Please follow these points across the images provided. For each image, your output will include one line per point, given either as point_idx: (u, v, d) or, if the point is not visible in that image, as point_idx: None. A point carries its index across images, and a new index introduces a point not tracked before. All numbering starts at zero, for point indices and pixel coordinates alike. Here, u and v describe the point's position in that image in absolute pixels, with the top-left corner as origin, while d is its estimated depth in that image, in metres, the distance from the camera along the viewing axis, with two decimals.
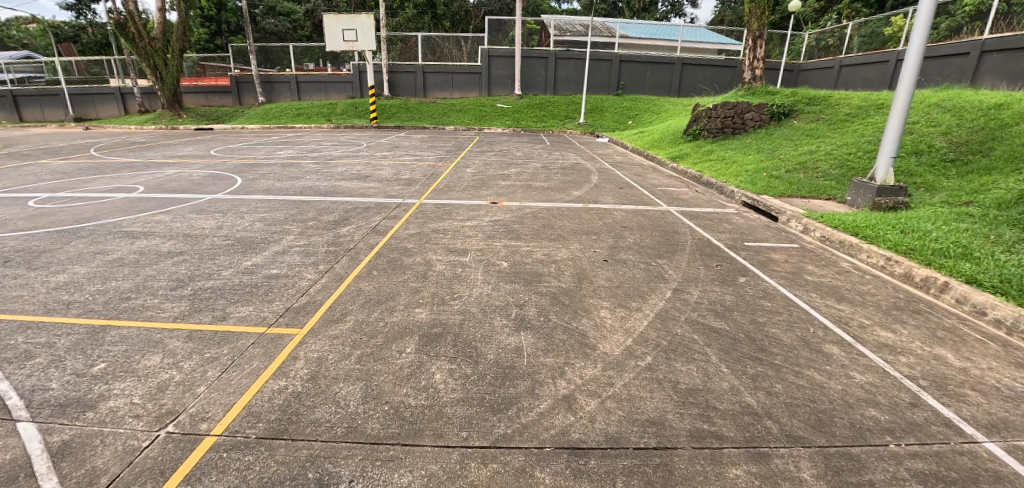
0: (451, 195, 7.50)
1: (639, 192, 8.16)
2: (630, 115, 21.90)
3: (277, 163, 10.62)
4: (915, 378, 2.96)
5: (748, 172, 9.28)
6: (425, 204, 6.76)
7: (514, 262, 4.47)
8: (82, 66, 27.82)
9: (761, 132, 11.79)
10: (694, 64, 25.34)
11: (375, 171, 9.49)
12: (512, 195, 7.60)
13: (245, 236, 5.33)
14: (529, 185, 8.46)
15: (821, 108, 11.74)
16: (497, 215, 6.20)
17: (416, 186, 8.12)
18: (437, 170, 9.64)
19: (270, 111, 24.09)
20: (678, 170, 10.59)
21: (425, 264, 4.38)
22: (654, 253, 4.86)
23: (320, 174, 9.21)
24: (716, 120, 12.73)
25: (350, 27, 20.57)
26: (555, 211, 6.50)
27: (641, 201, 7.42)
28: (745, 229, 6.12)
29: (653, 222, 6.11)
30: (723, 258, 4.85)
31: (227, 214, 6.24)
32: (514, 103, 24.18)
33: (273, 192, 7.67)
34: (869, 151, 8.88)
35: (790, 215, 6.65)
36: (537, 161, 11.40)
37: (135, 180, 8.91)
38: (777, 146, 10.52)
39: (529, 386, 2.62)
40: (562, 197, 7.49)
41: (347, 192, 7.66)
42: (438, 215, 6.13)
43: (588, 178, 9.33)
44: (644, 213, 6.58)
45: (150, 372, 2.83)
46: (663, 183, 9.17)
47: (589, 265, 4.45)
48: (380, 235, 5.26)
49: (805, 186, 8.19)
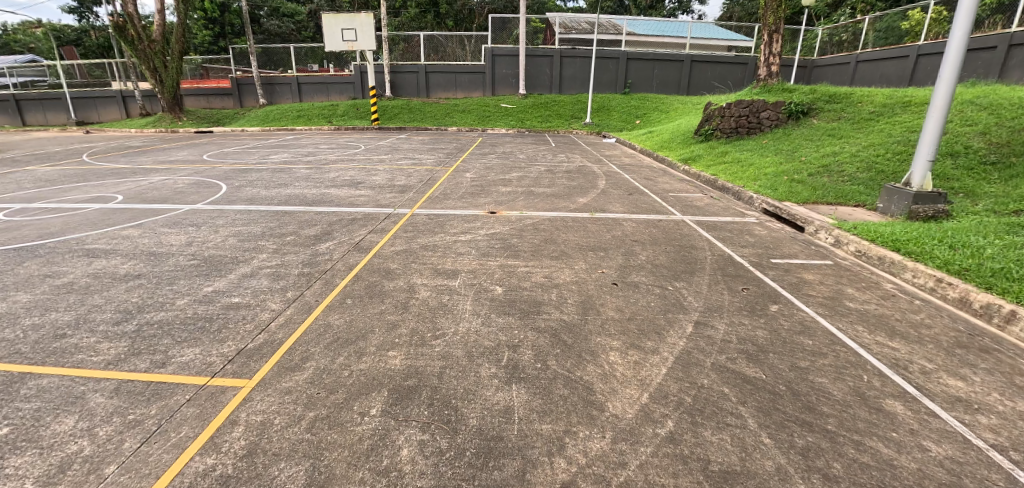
0: (446, 204, 6.94)
1: (649, 198, 7.56)
2: (638, 114, 21.23)
3: (268, 169, 10.14)
4: (1006, 449, 2.33)
5: (767, 175, 8.64)
6: (416, 215, 6.21)
7: (510, 287, 3.90)
8: (85, 70, 27.70)
9: (779, 132, 11.13)
10: (703, 61, 24.60)
11: (368, 176, 8.96)
12: (513, 202, 7.05)
13: (214, 255, 4.82)
14: (531, 191, 7.90)
15: (843, 106, 11.04)
16: (495, 227, 5.65)
17: (409, 193, 7.58)
18: (435, 176, 9.10)
19: (271, 114, 23.74)
20: (690, 173, 9.96)
21: (407, 290, 3.83)
22: (670, 274, 4.29)
23: (311, 180, 8.71)
24: (729, 119, 12.07)
25: (350, 26, 20.10)
26: (559, 222, 5.92)
27: (652, 209, 6.83)
28: (770, 242, 5.51)
29: (667, 235, 5.52)
30: (749, 280, 4.26)
31: (201, 228, 5.75)
32: (518, 103, 23.60)
33: (257, 201, 7.18)
34: (899, 153, 8.21)
35: (818, 225, 6.02)
36: (541, 165, 10.83)
37: (116, 188, 8.46)
38: (797, 147, 9.86)
39: (517, 467, 2.06)
40: (566, 205, 6.93)
41: (336, 200, 7.15)
42: (430, 228, 5.59)
43: (594, 183, 8.75)
44: (655, 224, 6.00)
45: (56, 442, 2.31)
46: (675, 188, 8.56)
47: (595, 291, 3.86)
48: (363, 253, 4.74)
49: (831, 192, 7.55)
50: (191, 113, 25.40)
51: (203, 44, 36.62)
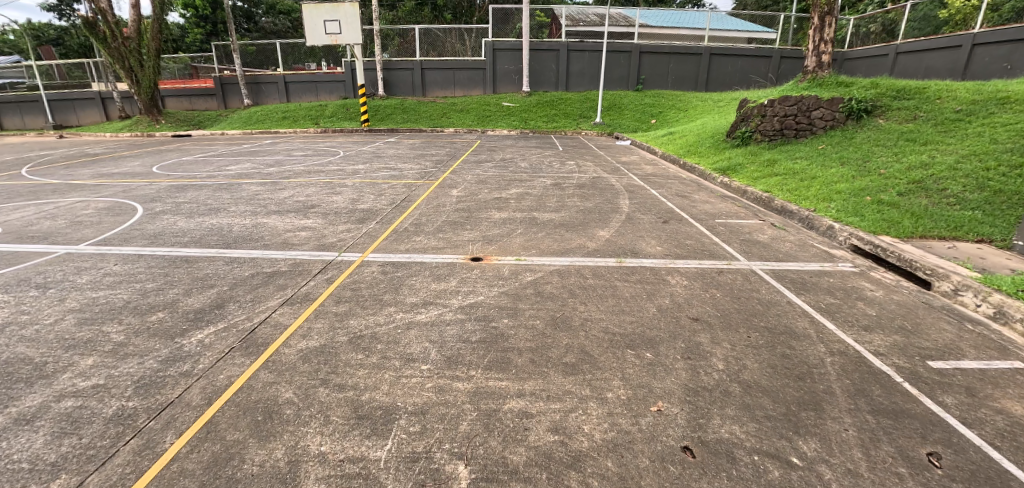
0: (414, 241, 4.97)
1: (692, 228, 5.63)
2: (653, 112, 19.27)
3: (212, 184, 8.29)
4: None
5: (840, 193, 6.67)
6: (367, 263, 4.33)
7: (485, 468, 1.98)
8: (64, 70, 26.04)
9: (837, 134, 9.13)
10: (724, 54, 22.62)
11: (327, 197, 7.09)
12: (508, 237, 5.12)
13: (18, 357, 2.94)
14: (532, 218, 5.97)
15: (916, 104, 9.05)
16: (480, 289, 3.74)
17: (371, 224, 5.66)
18: (413, 195, 7.23)
19: (254, 115, 21.88)
20: (732, 189, 8.01)
21: (281, 480, 1.93)
22: (782, 418, 2.38)
23: (253, 202, 6.87)
24: (772, 119, 10.11)
25: (333, 18, 18.26)
26: (575, 278, 3.98)
27: (702, 249, 4.87)
28: (902, 320, 3.57)
29: (743, 305, 3.62)
30: (924, 431, 2.35)
31: (46, 294, 3.87)
32: (521, 101, 21.65)
33: (164, 238, 5.31)
34: (1019, 165, 6.20)
35: (959, 282, 4.05)
36: (547, 176, 8.87)
37: (7, 216, 6.60)
38: (867, 155, 7.89)
39: None
40: (582, 241, 4.99)
41: (270, 235, 5.27)
42: (381, 290, 3.70)
43: (616, 203, 6.81)
44: (716, 281, 4.06)
45: None
46: (720, 210, 6.61)
47: (656, 479, 1.94)
48: (256, 355, 2.86)
49: (940, 220, 5.57)
50: (170, 115, 23.60)
51: (194, 43, 34.82)
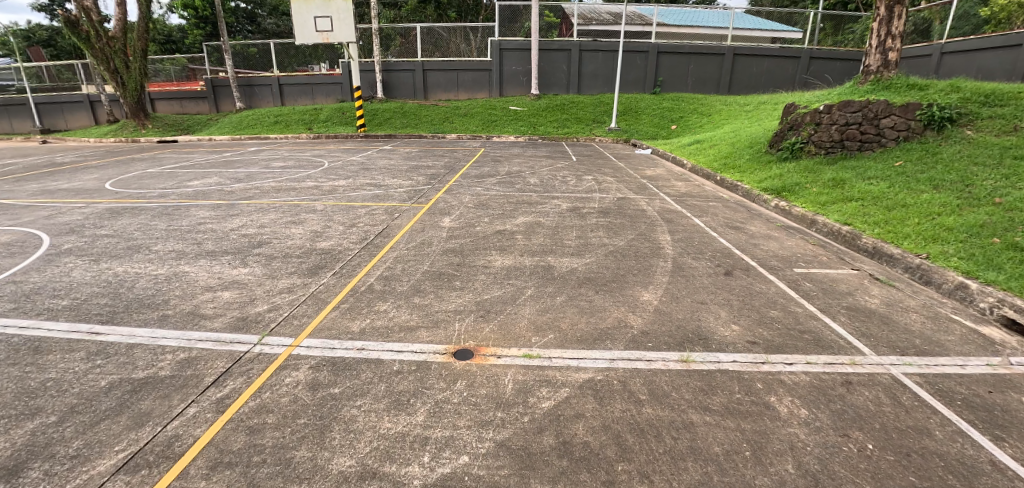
0: (378, 313, 3.43)
1: (769, 287, 4.03)
2: (673, 117, 17.68)
3: (157, 207, 6.89)
4: None
5: (951, 230, 5.05)
6: (297, 361, 2.82)
7: None
8: (52, 72, 24.70)
9: (914, 147, 7.48)
10: (748, 54, 20.98)
11: (284, 228, 5.61)
12: (514, 305, 3.57)
13: None
14: (546, 266, 4.43)
15: (1013, 112, 7.37)
16: (463, 437, 2.19)
17: (326, 276, 4.15)
18: (393, 226, 5.71)
19: (245, 119, 20.61)
20: (797, 218, 6.41)
21: None
22: None
23: (188, 235, 5.40)
24: (830, 128, 8.53)
25: (323, 14, 16.90)
26: (622, 409, 2.39)
27: (801, 332, 3.27)
28: None
29: (926, 479, 2.03)
30: None
31: None
32: (530, 105, 20.14)
33: (39, 298, 3.84)
34: None
35: None
36: (561, 198, 7.35)
37: None
38: (966, 175, 6.24)
39: None
40: (621, 317, 3.41)
41: (182, 297, 3.76)
42: (296, 439, 2.19)
43: (654, 240, 5.23)
44: (854, 410, 2.46)
45: None
46: (791, 252, 5.02)
47: None
48: None
49: None
50: (158, 119, 22.34)
51: (193, 44, 33.75)
